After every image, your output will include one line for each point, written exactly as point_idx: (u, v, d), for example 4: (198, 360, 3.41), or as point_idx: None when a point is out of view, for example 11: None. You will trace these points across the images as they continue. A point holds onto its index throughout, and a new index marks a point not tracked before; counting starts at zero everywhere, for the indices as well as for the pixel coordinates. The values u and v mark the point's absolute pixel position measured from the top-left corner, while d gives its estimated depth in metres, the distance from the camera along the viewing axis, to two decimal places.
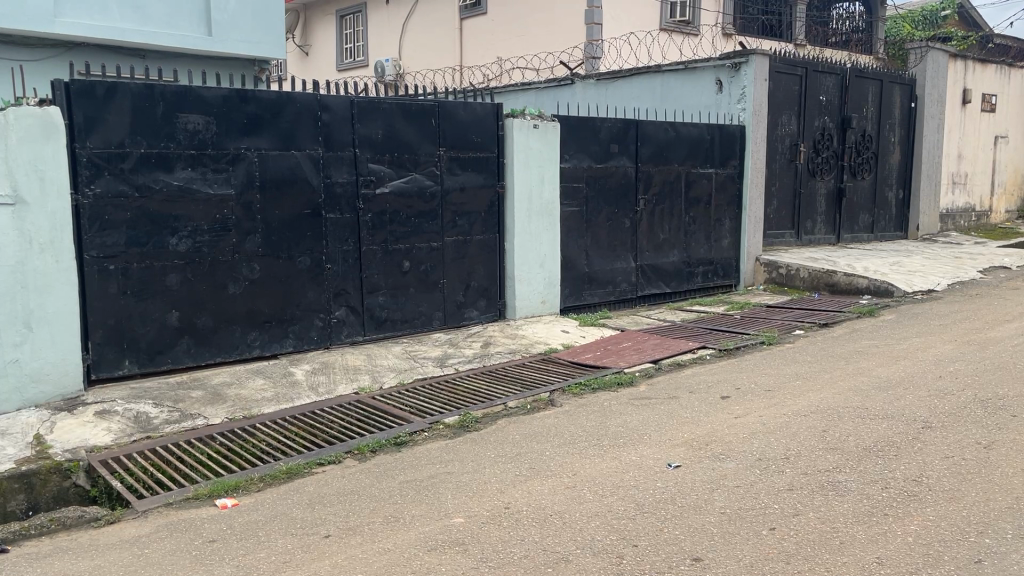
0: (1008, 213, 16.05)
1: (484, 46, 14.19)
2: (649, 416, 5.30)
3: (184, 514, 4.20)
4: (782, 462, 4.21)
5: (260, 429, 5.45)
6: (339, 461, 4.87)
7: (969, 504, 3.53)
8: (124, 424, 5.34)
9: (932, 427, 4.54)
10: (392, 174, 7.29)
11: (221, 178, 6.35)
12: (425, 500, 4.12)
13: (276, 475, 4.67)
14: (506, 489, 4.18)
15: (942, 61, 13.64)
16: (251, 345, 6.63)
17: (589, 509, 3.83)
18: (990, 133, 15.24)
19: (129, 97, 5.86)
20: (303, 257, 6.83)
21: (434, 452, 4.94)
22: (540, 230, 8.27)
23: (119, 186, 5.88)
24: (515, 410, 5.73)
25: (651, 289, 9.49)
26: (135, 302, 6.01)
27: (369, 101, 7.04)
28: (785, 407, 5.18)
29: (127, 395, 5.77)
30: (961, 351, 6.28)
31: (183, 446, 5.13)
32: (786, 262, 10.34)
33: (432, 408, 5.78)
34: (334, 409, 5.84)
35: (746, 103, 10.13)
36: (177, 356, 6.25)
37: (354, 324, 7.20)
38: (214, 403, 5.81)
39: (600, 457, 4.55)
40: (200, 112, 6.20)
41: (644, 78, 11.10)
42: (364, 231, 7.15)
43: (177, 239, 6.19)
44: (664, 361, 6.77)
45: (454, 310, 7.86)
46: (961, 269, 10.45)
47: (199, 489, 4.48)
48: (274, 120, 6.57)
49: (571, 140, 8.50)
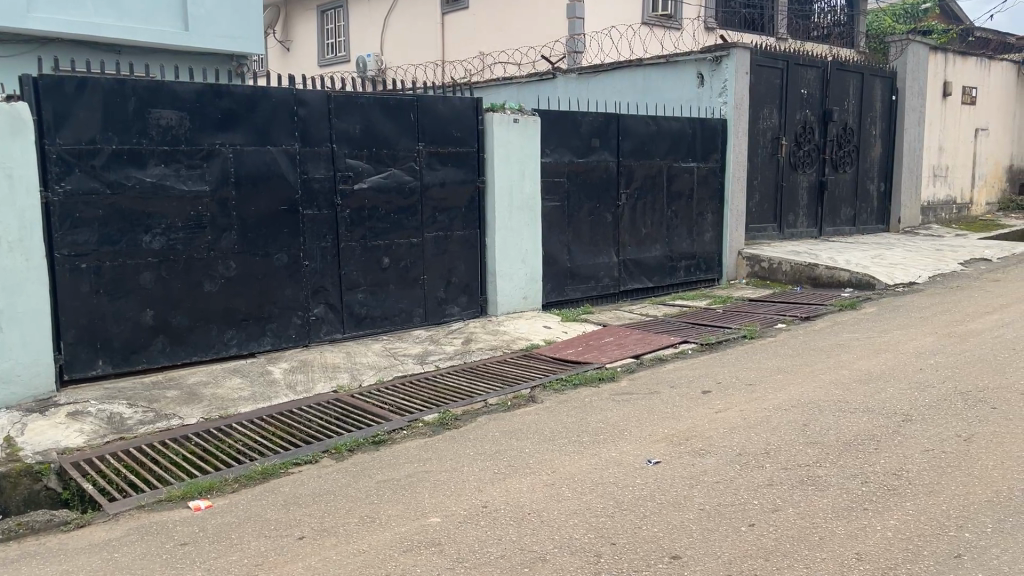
0: (988, 207, 16.15)
1: (467, 41, 14.10)
2: (630, 412, 5.26)
3: (156, 516, 4.12)
4: (762, 456, 4.18)
5: (236, 429, 5.36)
6: (315, 461, 4.80)
7: (948, 499, 3.50)
8: (97, 425, 5.25)
9: (912, 420, 4.52)
10: (371, 169, 7.20)
11: (196, 175, 6.25)
12: (401, 500, 4.06)
13: (251, 475, 4.59)
14: (484, 487, 4.12)
15: (923, 54, 13.69)
16: (227, 343, 6.53)
17: (568, 507, 3.78)
18: (971, 126, 15.30)
19: (100, 92, 5.75)
20: (280, 254, 6.74)
21: (412, 451, 4.87)
22: (521, 225, 8.21)
23: (90, 183, 5.78)
24: (495, 407, 5.67)
25: (634, 284, 9.46)
26: (108, 301, 5.90)
27: (347, 96, 6.95)
28: (766, 401, 5.16)
29: (101, 395, 5.67)
30: (942, 343, 6.27)
31: (156, 447, 5.04)
32: (768, 255, 10.34)
33: (412, 407, 5.71)
34: (312, 409, 5.75)
35: (728, 97, 10.10)
36: (152, 355, 6.14)
37: (333, 321, 7.11)
38: (189, 402, 5.72)
39: (580, 454, 4.50)
40: (173, 107, 6.10)
41: (625, 72, 11.00)
42: (343, 228, 7.07)
43: (152, 237, 6.08)
44: (646, 356, 6.72)
45: (435, 306, 7.80)
46: (943, 262, 10.47)
47: (172, 491, 4.40)
48: (249, 116, 6.47)
49: (553, 135, 8.43)
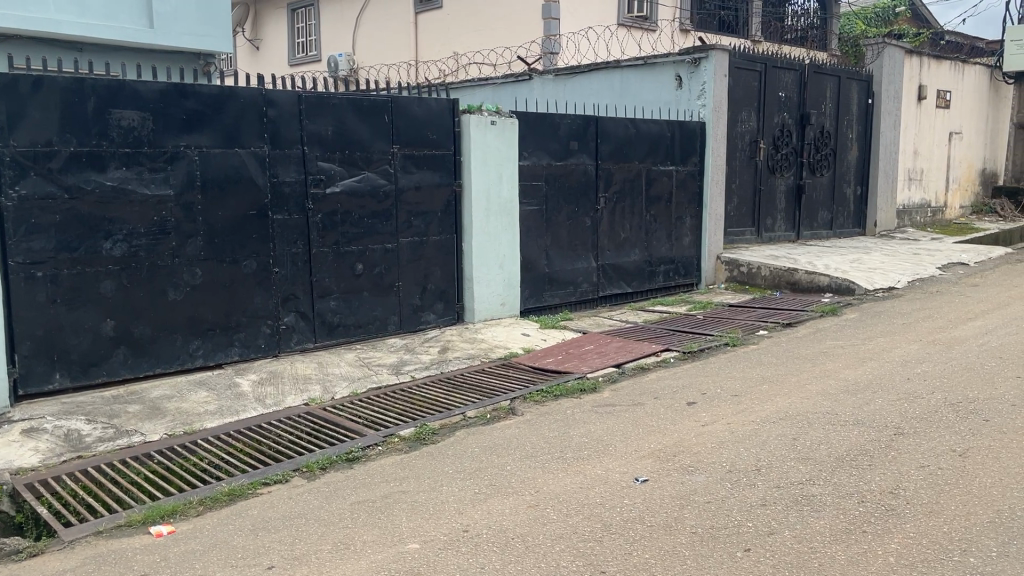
0: (961, 209, 16.29)
1: (440, 41, 13.86)
2: (614, 425, 5.08)
3: (115, 544, 3.86)
4: (753, 474, 4.03)
5: (201, 446, 5.10)
6: (286, 481, 4.56)
7: (949, 519, 3.37)
8: (53, 444, 4.97)
9: (905, 434, 4.40)
10: (343, 172, 6.96)
11: (160, 178, 5.98)
12: (377, 524, 3.84)
13: (217, 497, 4.35)
14: (464, 510, 3.91)
15: (898, 58, 13.71)
16: (193, 354, 6.26)
17: (553, 531, 3.59)
18: (945, 129, 15.39)
19: (57, 92, 5.46)
20: (249, 261, 6.48)
21: (388, 468, 4.65)
22: (498, 229, 8.02)
23: (46, 187, 5.49)
24: (473, 420, 5.47)
25: (613, 290, 9.31)
26: (66, 311, 5.62)
27: (318, 96, 6.71)
28: (753, 414, 5.01)
29: (58, 411, 5.38)
30: (926, 351, 6.19)
31: (116, 467, 4.78)
32: (747, 260, 10.25)
33: (387, 420, 5.48)
34: (283, 423, 5.51)
35: (706, 99, 9.98)
36: (113, 367, 5.86)
37: (304, 330, 6.86)
38: (152, 418, 5.45)
39: (563, 472, 4.31)
40: (135, 107, 5.82)
41: (602, 73, 10.87)
42: (315, 232, 6.82)
43: (113, 243, 5.80)
44: (628, 365, 6.56)
45: (411, 313, 7.57)
46: (920, 267, 10.44)
47: (133, 515, 4.14)
48: (216, 117, 6.21)
49: (530, 137, 8.24)
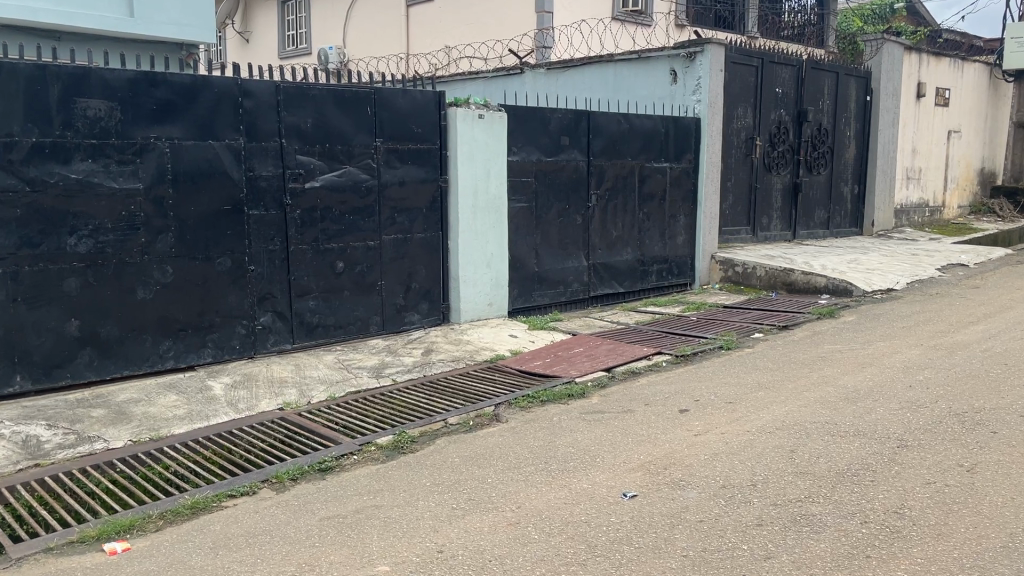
0: (959, 209, 16.10)
1: (431, 34, 13.57)
2: (602, 434, 4.83)
3: (64, 563, 3.58)
4: (748, 490, 3.78)
5: (168, 453, 4.83)
6: (253, 493, 4.30)
7: (959, 544, 3.13)
8: (9, 451, 4.69)
9: (908, 446, 4.16)
10: (323, 166, 6.68)
11: (128, 171, 5.69)
12: (346, 543, 3.58)
13: (179, 510, 4.08)
14: (440, 527, 3.66)
15: (897, 55, 13.48)
16: (164, 355, 5.99)
17: (533, 553, 3.34)
18: (944, 127, 15.18)
19: (18, 78, 5.17)
20: (223, 258, 6.21)
21: (362, 480, 4.39)
22: (486, 227, 7.76)
23: (6, 180, 5.20)
24: (455, 427, 5.21)
25: (605, 289, 9.07)
26: (27, 311, 5.33)
27: (297, 87, 6.43)
28: (748, 423, 4.76)
29: (16, 416, 5.10)
30: (927, 356, 5.96)
31: (76, 476, 4.51)
32: (742, 260, 10.01)
33: (364, 427, 5.23)
34: (255, 429, 5.24)
35: (701, 95, 9.72)
36: (77, 369, 5.58)
37: (281, 331, 6.60)
38: (116, 423, 5.17)
39: (548, 486, 4.06)
40: (102, 97, 5.53)
41: (596, 67, 10.61)
42: (292, 229, 6.55)
43: (78, 239, 5.52)
44: (618, 369, 6.32)
45: (394, 313, 7.31)
46: (919, 268, 10.21)
47: (86, 530, 3.87)
48: (188, 107, 5.92)
49: (520, 132, 7.97)
